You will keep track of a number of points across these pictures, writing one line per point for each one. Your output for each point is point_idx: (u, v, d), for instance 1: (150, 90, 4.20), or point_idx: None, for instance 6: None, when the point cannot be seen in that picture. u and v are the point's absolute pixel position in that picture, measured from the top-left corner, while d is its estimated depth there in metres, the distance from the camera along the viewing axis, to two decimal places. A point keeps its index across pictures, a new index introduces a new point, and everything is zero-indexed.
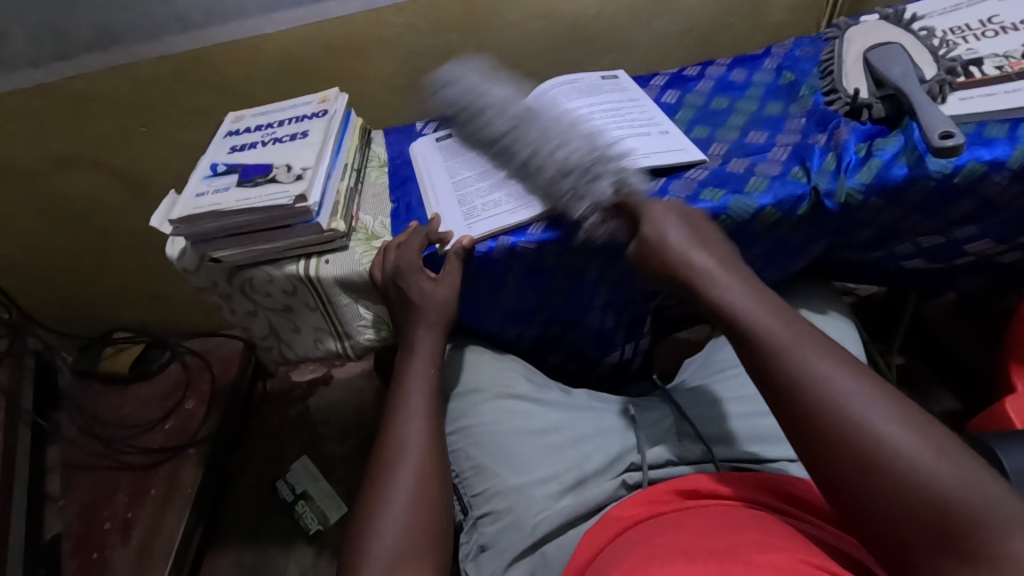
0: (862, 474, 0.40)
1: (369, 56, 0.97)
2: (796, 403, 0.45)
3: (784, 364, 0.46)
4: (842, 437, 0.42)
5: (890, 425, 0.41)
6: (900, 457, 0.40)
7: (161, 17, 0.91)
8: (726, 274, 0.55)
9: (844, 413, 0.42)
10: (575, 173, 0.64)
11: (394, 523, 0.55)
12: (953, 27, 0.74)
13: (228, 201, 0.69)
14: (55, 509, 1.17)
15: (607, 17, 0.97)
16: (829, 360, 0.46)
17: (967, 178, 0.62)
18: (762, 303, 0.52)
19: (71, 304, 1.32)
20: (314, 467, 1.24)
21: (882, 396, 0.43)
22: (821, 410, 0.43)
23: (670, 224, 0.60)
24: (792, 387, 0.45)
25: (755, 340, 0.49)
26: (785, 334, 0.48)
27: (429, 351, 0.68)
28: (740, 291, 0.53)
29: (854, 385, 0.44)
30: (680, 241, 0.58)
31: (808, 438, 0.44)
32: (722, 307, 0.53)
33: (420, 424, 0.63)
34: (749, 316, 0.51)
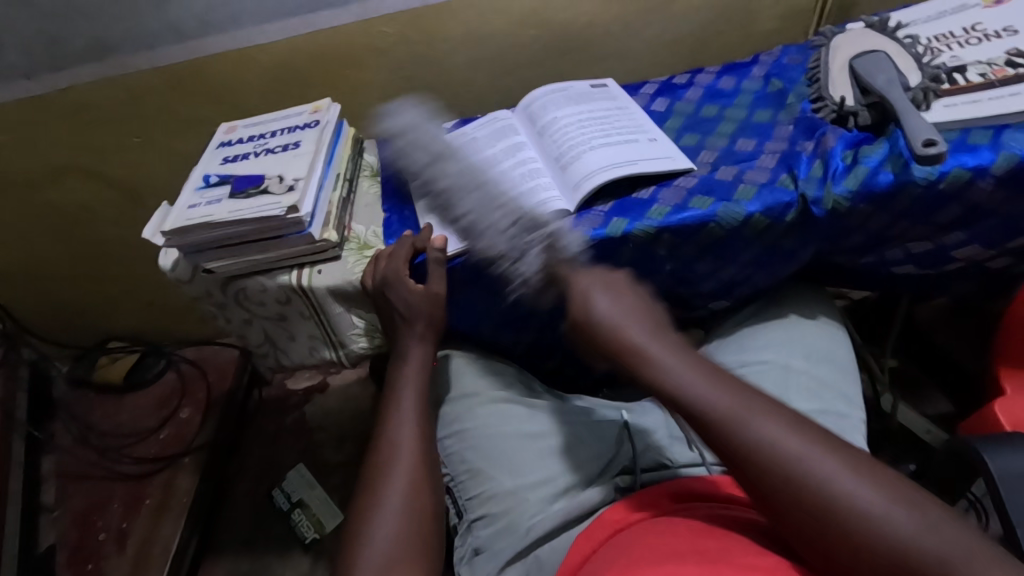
0: (825, 531, 0.42)
1: (361, 65, 0.98)
2: (762, 482, 0.45)
3: (741, 440, 0.46)
4: (816, 508, 0.42)
5: (856, 486, 0.42)
6: (874, 518, 0.41)
7: (154, 28, 0.91)
8: (660, 343, 0.52)
9: (812, 481, 0.43)
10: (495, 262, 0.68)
11: (385, 524, 0.56)
12: (938, 35, 0.74)
13: (220, 213, 0.69)
14: (50, 520, 1.17)
15: (598, 25, 0.98)
16: (779, 429, 0.46)
17: (952, 184, 0.62)
18: (700, 372, 0.50)
19: (65, 313, 1.32)
20: (310, 475, 1.24)
21: (838, 456, 0.44)
22: (790, 487, 0.44)
23: (600, 294, 0.55)
24: (743, 457, 0.46)
25: (697, 415, 0.48)
26: (732, 405, 0.47)
27: (420, 359, 0.70)
28: (680, 361, 0.51)
29: (810, 451, 0.44)
30: (615, 312, 0.54)
31: (782, 512, 0.44)
32: (660, 383, 0.50)
33: (413, 430, 0.64)
34: (688, 391, 0.49)
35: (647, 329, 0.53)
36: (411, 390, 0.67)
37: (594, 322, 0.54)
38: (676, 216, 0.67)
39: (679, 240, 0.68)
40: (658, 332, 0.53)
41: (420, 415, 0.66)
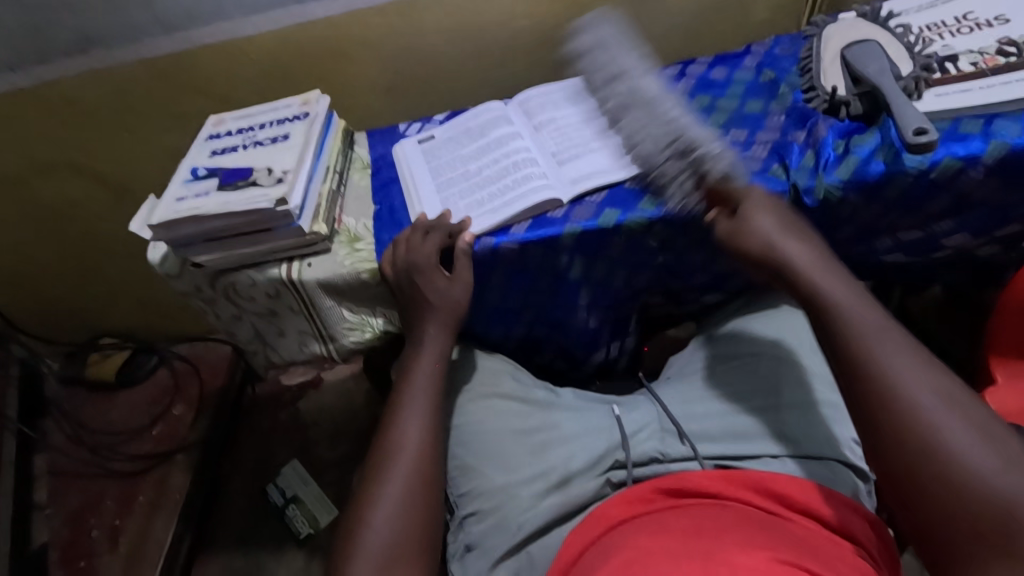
0: (910, 453, 0.46)
1: (351, 57, 0.97)
2: (867, 399, 0.49)
3: (866, 360, 0.50)
4: (914, 444, 0.46)
5: (966, 443, 0.44)
6: (971, 470, 0.43)
7: (141, 20, 0.90)
8: (821, 264, 0.57)
9: (933, 435, 0.45)
10: (675, 152, 0.65)
11: (380, 529, 0.55)
12: (930, 24, 0.74)
13: (208, 206, 0.68)
14: (43, 518, 1.16)
15: (589, 16, 0.97)
16: (909, 362, 0.49)
17: (943, 173, 0.62)
18: (859, 302, 0.54)
19: (54, 309, 1.30)
20: (304, 471, 1.23)
21: (964, 414, 0.46)
22: (903, 415, 0.47)
23: (766, 213, 0.61)
24: (869, 374, 0.50)
25: (833, 317, 0.54)
26: (874, 335, 0.52)
27: (435, 346, 0.68)
28: (840, 289, 0.55)
29: (935, 399, 0.47)
30: (770, 229, 0.59)
31: (889, 432, 0.47)
32: (812, 290, 0.56)
33: (413, 426, 0.62)
34: (840, 303, 0.54)
35: (806, 249, 0.58)
36: (411, 387, 0.65)
37: (746, 235, 0.60)
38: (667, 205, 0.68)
39: (671, 231, 0.70)
40: (819, 256, 0.58)
41: (423, 410, 0.64)
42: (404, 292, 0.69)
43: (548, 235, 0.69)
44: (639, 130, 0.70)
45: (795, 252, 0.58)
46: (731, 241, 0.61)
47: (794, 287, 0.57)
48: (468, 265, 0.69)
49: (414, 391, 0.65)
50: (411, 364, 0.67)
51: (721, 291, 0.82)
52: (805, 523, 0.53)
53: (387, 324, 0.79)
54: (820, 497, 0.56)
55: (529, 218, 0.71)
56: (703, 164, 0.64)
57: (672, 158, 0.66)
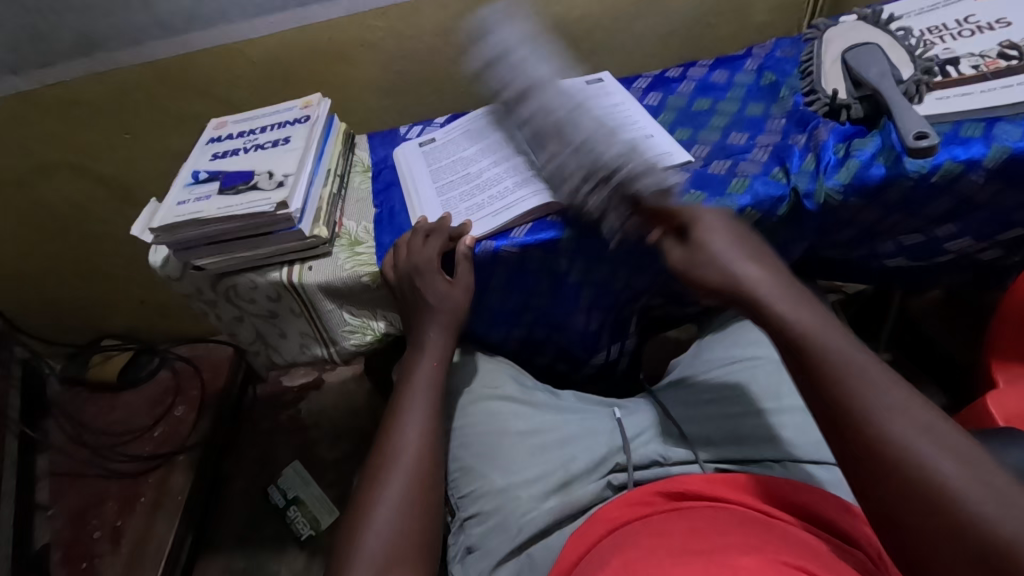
0: (888, 494, 0.39)
1: (352, 60, 0.97)
2: (840, 438, 0.43)
3: (831, 392, 0.44)
4: (893, 485, 0.39)
5: (958, 478, 0.37)
6: (962, 508, 0.36)
7: (142, 23, 0.90)
8: (781, 287, 0.53)
9: (910, 470, 0.39)
10: (594, 179, 0.65)
11: (380, 530, 0.55)
12: (931, 27, 0.74)
13: (209, 209, 0.69)
14: (45, 518, 1.17)
15: (589, 18, 0.97)
16: (881, 387, 0.43)
17: (944, 177, 0.62)
18: (818, 321, 0.49)
19: (55, 311, 1.30)
20: (305, 472, 1.24)
21: (947, 441, 0.39)
22: (867, 449, 0.41)
23: (718, 234, 0.58)
24: (830, 405, 0.44)
25: (786, 341, 0.49)
26: (836, 357, 0.46)
27: (436, 349, 0.68)
28: (800, 310, 0.50)
29: (913, 429, 0.40)
30: (726, 252, 0.56)
31: (861, 470, 0.41)
32: (771, 314, 0.51)
33: (414, 428, 0.63)
34: (795, 325, 0.49)
35: (763, 269, 0.54)
36: (412, 389, 0.66)
37: (703, 260, 0.56)
38: None
39: None
40: (776, 276, 0.54)
41: (424, 412, 0.64)
42: (404, 295, 0.69)
43: (548, 239, 0.69)
44: (560, 155, 0.69)
45: (755, 273, 0.54)
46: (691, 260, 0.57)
47: (753, 312, 0.53)
48: (468, 269, 0.69)
49: (415, 392, 0.65)
50: (412, 366, 0.68)
51: None
52: (805, 525, 0.53)
53: (389, 327, 0.79)
54: (820, 501, 0.56)
55: (530, 222, 0.71)
56: (630, 184, 0.63)
57: (595, 184, 0.65)
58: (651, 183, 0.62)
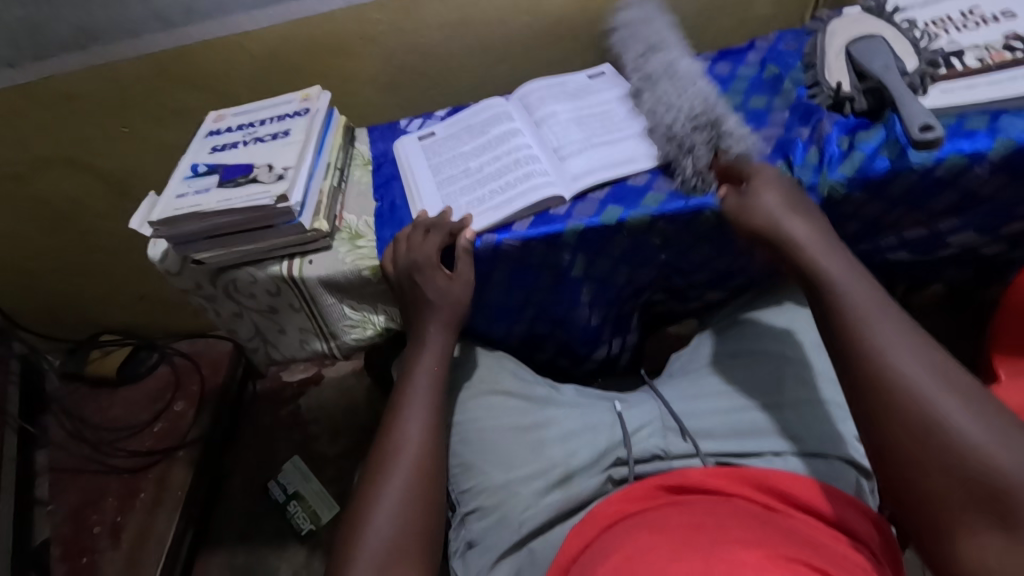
0: (896, 420, 0.45)
1: (351, 52, 0.96)
2: (861, 374, 0.49)
3: (860, 334, 0.50)
4: (903, 416, 0.45)
5: (958, 414, 0.43)
6: (962, 439, 0.42)
7: (140, 15, 0.90)
8: (821, 243, 0.58)
9: (921, 405, 0.45)
10: (697, 125, 0.69)
11: (381, 527, 0.55)
12: (935, 19, 0.73)
13: (208, 203, 0.68)
14: (44, 514, 1.17)
15: (590, 11, 0.97)
16: (902, 336, 0.49)
17: (948, 170, 0.62)
18: (852, 275, 0.55)
19: (54, 307, 1.30)
20: (305, 467, 1.24)
21: (956, 384, 0.45)
22: (886, 382, 0.47)
23: (772, 189, 0.62)
24: (856, 345, 0.50)
25: (823, 288, 0.55)
26: (864, 306, 0.52)
27: (437, 345, 0.68)
28: (837, 263, 0.56)
29: (926, 370, 0.46)
30: (775, 207, 0.61)
31: (876, 400, 0.47)
32: (808, 264, 0.57)
33: (414, 425, 0.62)
34: (831, 276, 0.55)
35: (807, 225, 0.59)
36: (412, 384, 0.65)
37: (753, 209, 0.61)
38: (670, 203, 0.68)
39: (674, 228, 0.70)
40: (817, 232, 0.59)
41: (423, 407, 0.64)
42: (404, 289, 0.68)
43: (549, 234, 0.69)
44: (665, 108, 0.74)
45: (795, 228, 0.59)
46: (740, 213, 0.62)
47: (790, 262, 0.58)
48: (469, 263, 0.69)
49: (415, 387, 0.65)
50: (412, 361, 0.67)
51: (723, 288, 0.82)
52: (806, 519, 0.53)
53: (389, 321, 0.79)
54: (823, 496, 0.55)
55: (531, 216, 0.70)
56: (723, 141, 0.68)
57: (695, 130, 0.70)
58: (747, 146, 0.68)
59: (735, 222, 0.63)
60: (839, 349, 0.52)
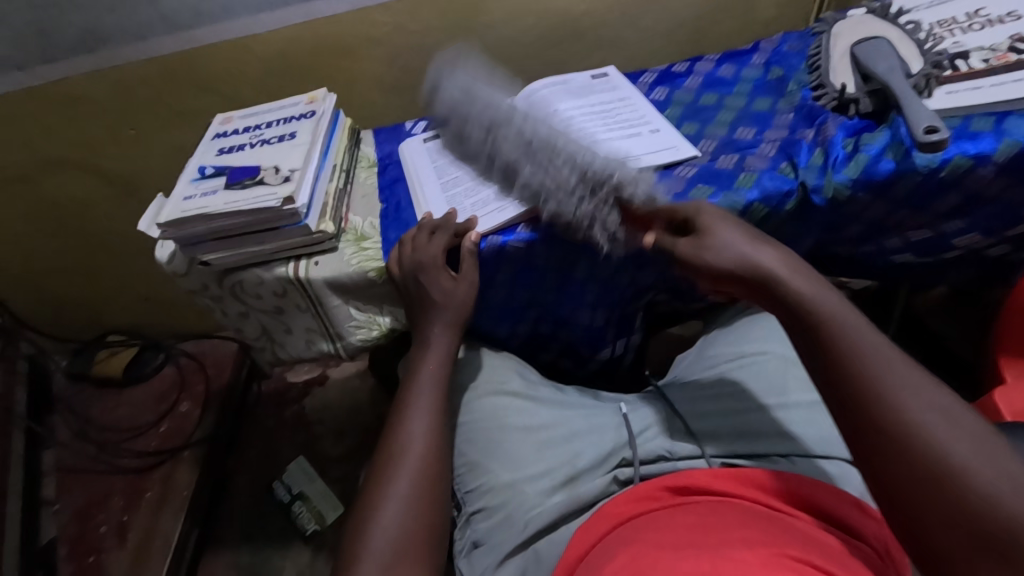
0: (900, 473, 0.40)
1: (356, 55, 0.96)
2: (857, 417, 0.44)
3: (854, 369, 0.45)
4: (906, 467, 0.40)
5: (970, 458, 0.38)
6: (973, 489, 0.37)
7: (147, 18, 0.90)
8: (799, 274, 0.53)
9: (926, 454, 0.40)
10: (585, 184, 0.67)
11: (386, 526, 0.55)
12: (940, 21, 0.74)
13: (215, 204, 0.69)
14: (51, 513, 1.17)
15: (594, 13, 0.97)
16: (900, 369, 0.44)
17: (953, 171, 0.62)
18: (835, 307, 0.50)
19: (61, 307, 1.31)
20: (309, 468, 1.24)
21: (963, 425, 0.40)
22: (884, 431, 0.42)
23: (730, 224, 0.58)
24: (846, 390, 0.45)
25: (806, 325, 0.50)
26: (850, 342, 0.47)
27: (442, 346, 0.68)
28: (819, 294, 0.51)
29: (927, 411, 0.41)
30: (744, 240, 0.56)
31: (874, 449, 0.42)
32: (789, 300, 0.52)
33: (420, 425, 0.63)
34: (816, 310, 0.50)
35: (780, 255, 0.54)
36: (418, 386, 0.66)
37: (719, 245, 0.57)
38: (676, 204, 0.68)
39: None
40: (793, 262, 0.54)
41: (430, 408, 0.64)
42: (407, 290, 0.69)
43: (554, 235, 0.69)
44: (536, 167, 0.70)
45: (771, 261, 0.54)
46: (711, 244, 0.57)
47: (770, 298, 0.53)
48: (473, 265, 0.69)
49: (421, 388, 0.65)
50: (418, 362, 0.67)
51: None
52: (812, 520, 0.53)
53: (394, 322, 0.79)
54: (829, 497, 0.55)
55: (536, 217, 0.71)
56: (620, 195, 0.67)
57: (584, 193, 0.67)
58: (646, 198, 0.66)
59: (696, 266, 0.58)
60: (829, 396, 0.46)
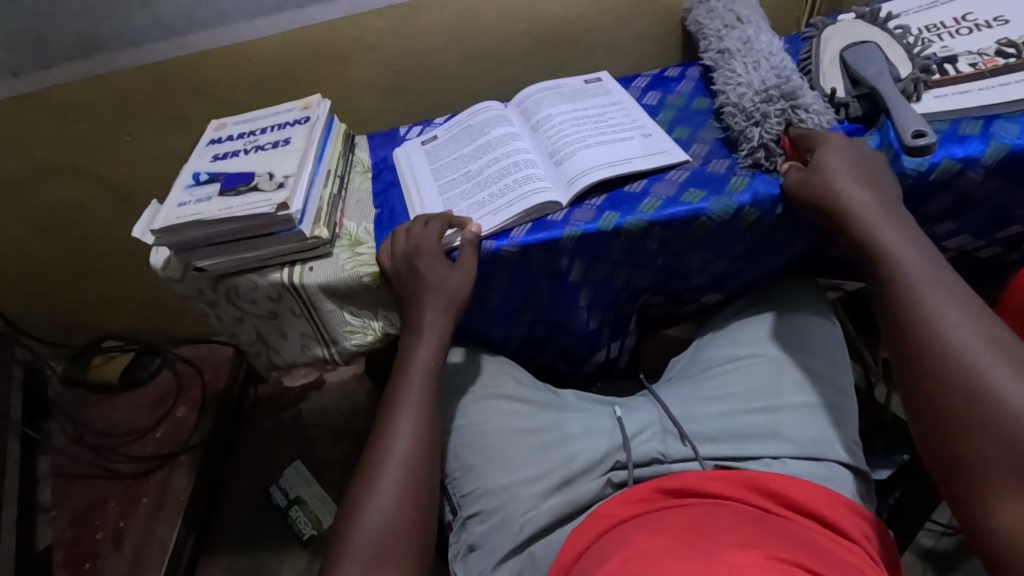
0: (946, 384, 0.49)
1: (350, 59, 0.97)
2: (914, 345, 0.52)
3: (915, 309, 0.53)
4: (955, 384, 0.48)
5: (1012, 388, 0.46)
6: (1009, 410, 0.45)
7: (142, 25, 0.90)
8: (882, 215, 0.59)
9: (975, 375, 0.48)
10: (774, 97, 0.70)
11: (371, 523, 0.56)
12: (928, 25, 0.74)
13: (210, 211, 0.69)
14: (47, 519, 1.17)
15: (587, 18, 0.98)
16: (959, 315, 0.52)
17: (942, 175, 0.62)
18: (914, 251, 0.57)
19: (56, 313, 1.30)
20: (307, 471, 1.24)
21: (1011, 360, 0.47)
22: (943, 352, 0.50)
23: (837, 155, 0.62)
24: (916, 316, 0.53)
25: (886, 261, 0.57)
26: (926, 280, 0.54)
27: (436, 335, 0.67)
28: (897, 240, 0.58)
29: (980, 346, 0.49)
30: (838, 171, 0.61)
31: (930, 366, 0.50)
32: (867, 234, 0.59)
33: (408, 420, 0.62)
34: (899, 254, 0.57)
35: (870, 196, 0.60)
36: (411, 380, 0.65)
37: (814, 183, 0.62)
38: (666, 209, 0.68)
39: (670, 233, 0.70)
40: (881, 203, 0.60)
41: (419, 406, 0.63)
42: (399, 280, 0.69)
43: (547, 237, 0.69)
44: (736, 83, 0.74)
45: (858, 197, 0.60)
46: (798, 179, 0.63)
47: (845, 232, 0.60)
48: (472, 255, 0.69)
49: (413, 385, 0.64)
50: (410, 356, 0.66)
51: (720, 292, 0.82)
52: (803, 520, 0.53)
53: (390, 327, 0.79)
54: (819, 500, 0.56)
55: (529, 221, 0.71)
56: (795, 115, 0.69)
57: (766, 102, 0.70)
58: (819, 123, 0.68)
59: (797, 198, 0.64)
60: (903, 316, 0.54)
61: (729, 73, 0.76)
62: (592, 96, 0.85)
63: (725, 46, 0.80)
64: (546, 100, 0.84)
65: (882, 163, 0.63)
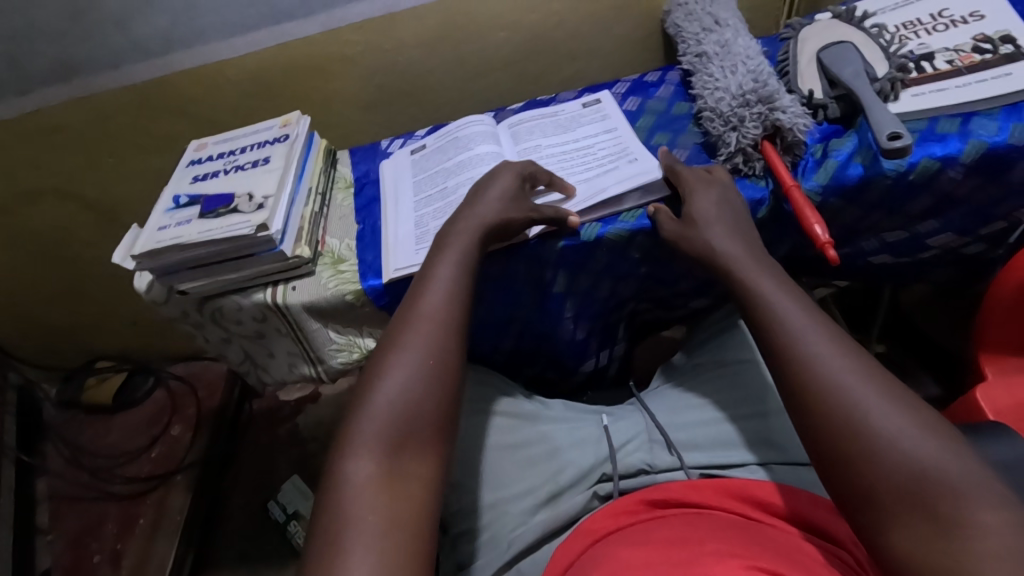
0: (827, 420, 0.46)
1: (330, 74, 0.96)
2: (793, 380, 0.50)
3: (794, 350, 0.51)
4: (834, 418, 0.46)
5: (887, 417, 0.44)
6: (888, 441, 0.43)
7: (119, 46, 0.90)
8: (749, 258, 0.59)
9: (855, 406, 0.46)
10: (750, 102, 0.69)
11: (387, 392, 0.51)
12: (905, 23, 0.74)
13: (190, 235, 0.69)
14: (45, 543, 1.17)
15: (567, 24, 0.97)
16: (831, 348, 0.50)
17: (921, 174, 0.62)
18: (779, 289, 0.56)
19: (46, 337, 1.30)
20: (304, 486, 1.21)
21: (882, 388, 0.46)
22: (818, 390, 0.48)
23: (710, 203, 0.64)
24: (780, 349, 0.52)
25: (750, 306, 0.56)
26: (794, 319, 0.53)
27: (468, 235, 0.63)
28: (764, 281, 0.57)
29: (855, 377, 0.47)
30: (706, 222, 0.63)
31: (808, 401, 0.48)
32: (734, 282, 0.59)
33: (438, 293, 0.58)
34: (767, 299, 0.55)
35: (736, 244, 0.61)
36: (433, 285, 0.59)
37: (689, 239, 0.63)
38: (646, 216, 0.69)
39: (652, 242, 0.71)
40: (747, 248, 0.61)
41: (458, 299, 0.59)
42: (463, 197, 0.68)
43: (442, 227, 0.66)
44: (714, 86, 0.74)
45: (728, 247, 0.61)
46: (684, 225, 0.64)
47: (722, 275, 0.60)
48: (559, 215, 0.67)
49: (443, 281, 0.59)
50: (436, 264, 0.61)
51: (706, 296, 0.82)
52: (791, 530, 0.52)
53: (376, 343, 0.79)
54: (813, 510, 0.55)
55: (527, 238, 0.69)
56: (774, 117, 0.67)
57: (744, 107, 0.69)
58: (798, 126, 0.66)
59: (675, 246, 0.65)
60: (771, 356, 0.53)
61: (705, 80, 0.76)
62: (588, 122, 0.83)
63: (701, 50, 0.80)
64: (541, 128, 0.83)
65: (742, 208, 0.65)
